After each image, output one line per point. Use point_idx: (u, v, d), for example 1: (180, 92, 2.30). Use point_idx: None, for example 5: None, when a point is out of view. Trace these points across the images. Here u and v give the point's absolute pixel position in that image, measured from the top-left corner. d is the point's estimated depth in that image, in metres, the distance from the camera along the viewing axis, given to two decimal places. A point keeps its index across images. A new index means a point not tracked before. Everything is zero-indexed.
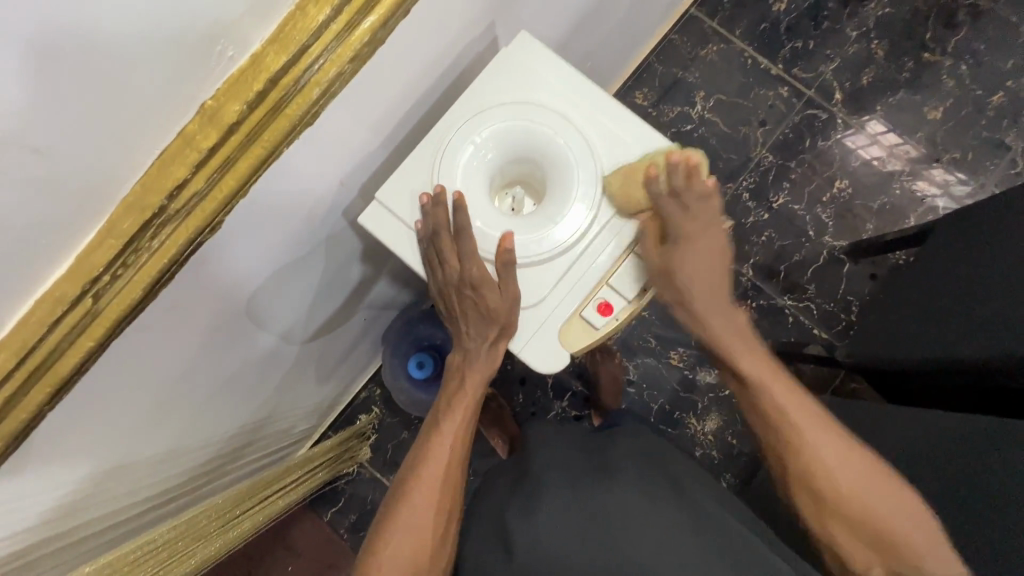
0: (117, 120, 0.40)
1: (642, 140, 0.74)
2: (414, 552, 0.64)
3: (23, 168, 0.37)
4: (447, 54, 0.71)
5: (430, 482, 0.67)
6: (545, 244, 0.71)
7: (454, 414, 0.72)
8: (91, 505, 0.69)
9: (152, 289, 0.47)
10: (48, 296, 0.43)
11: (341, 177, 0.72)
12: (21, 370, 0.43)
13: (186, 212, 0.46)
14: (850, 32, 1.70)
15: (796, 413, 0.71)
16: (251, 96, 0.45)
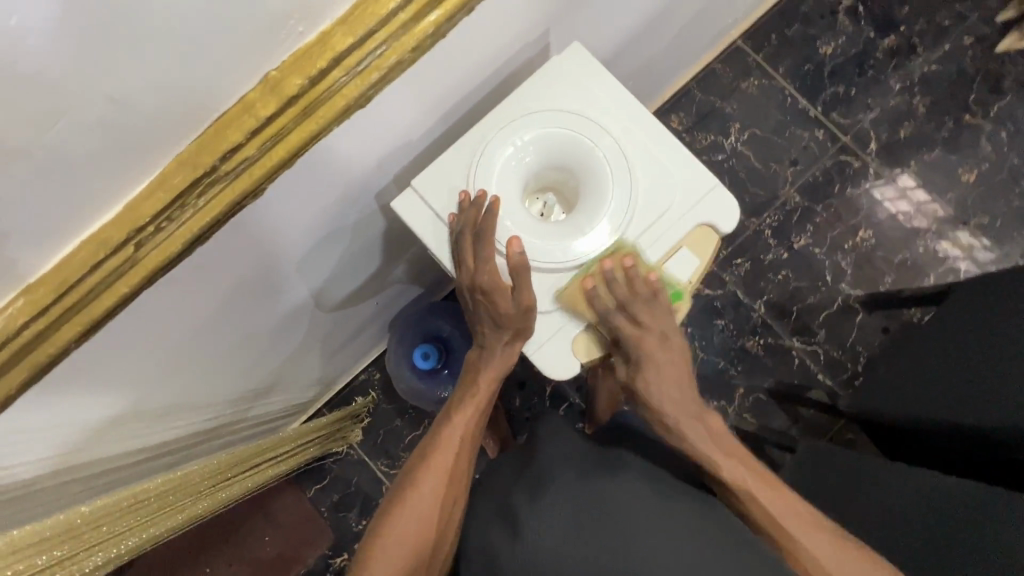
0: (184, 78, 0.41)
1: (681, 163, 0.73)
2: (415, 539, 0.62)
3: (91, 112, 0.38)
4: (499, 56, 0.72)
5: (437, 474, 0.67)
6: (571, 253, 0.71)
7: (465, 410, 0.73)
8: (93, 445, 0.70)
9: (191, 245, 0.48)
10: (95, 238, 0.44)
11: (379, 163, 0.73)
12: (58, 306, 0.44)
13: (235, 175, 0.47)
14: (894, 84, 1.70)
15: (789, 515, 0.68)
16: (314, 70, 0.46)
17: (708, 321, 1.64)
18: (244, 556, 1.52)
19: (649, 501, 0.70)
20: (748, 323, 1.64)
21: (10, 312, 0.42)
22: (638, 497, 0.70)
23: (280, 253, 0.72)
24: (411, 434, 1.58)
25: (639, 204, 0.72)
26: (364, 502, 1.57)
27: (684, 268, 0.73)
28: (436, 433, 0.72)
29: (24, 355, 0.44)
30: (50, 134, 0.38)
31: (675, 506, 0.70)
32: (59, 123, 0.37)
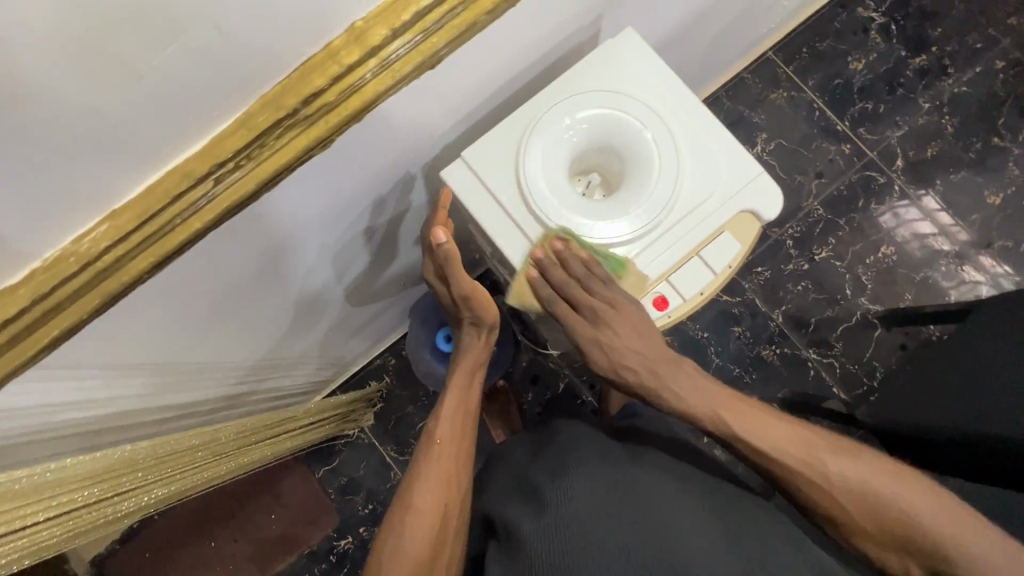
0: (282, 20, 0.42)
1: (724, 145, 0.72)
2: (437, 494, 0.77)
3: (198, 36, 0.39)
4: (551, 37, 0.73)
5: (446, 448, 0.82)
6: (616, 229, 0.70)
7: (454, 387, 0.89)
8: (136, 389, 0.71)
9: (263, 187, 0.49)
10: (178, 170, 0.45)
11: (428, 135, 0.74)
12: (138, 233, 0.45)
13: (310, 122, 0.48)
14: (923, 103, 1.70)
15: (791, 444, 0.68)
16: (398, 24, 0.48)
17: (725, 327, 1.63)
18: (249, 532, 1.52)
19: (676, 499, 0.72)
20: (764, 332, 1.64)
21: (94, 235, 0.44)
22: (669, 496, 0.72)
23: (329, 214, 0.73)
24: (422, 421, 1.58)
25: (684, 184, 0.71)
26: (371, 487, 1.56)
27: (726, 251, 0.72)
28: (435, 420, 0.85)
29: (100, 281, 0.45)
30: (159, 55, 0.38)
31: (702, 507, 0.72)
32: (168, 48, 0.38)
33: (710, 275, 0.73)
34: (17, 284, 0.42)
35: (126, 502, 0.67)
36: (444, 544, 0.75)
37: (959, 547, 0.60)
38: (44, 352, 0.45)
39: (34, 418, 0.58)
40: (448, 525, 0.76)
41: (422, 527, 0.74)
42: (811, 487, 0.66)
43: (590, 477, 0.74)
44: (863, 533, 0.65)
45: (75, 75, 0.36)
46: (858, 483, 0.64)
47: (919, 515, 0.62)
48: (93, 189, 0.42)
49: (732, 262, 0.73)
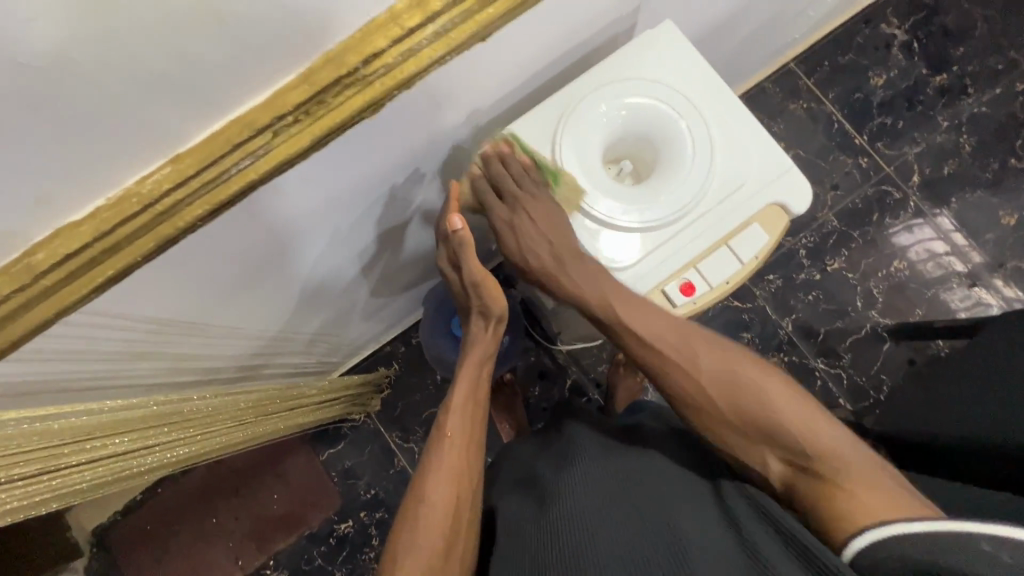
0: None
1: (758, 140, 0.74)
2: (448, 491, 0.71)
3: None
4: (594, 26, 0.74)
5: (457, 443, 0.76)
6: (647, 214, 0.71)
7: (462, 377, 0.83)
8: (167, 347, 0.72)
9: (318, 144, 0.50)
10: (242, 119, 0.46)
11: (468, 115, 0.74)
12: (197, 179, 0.46)
13: (367, 83, 0.49)
14: (941, 122, 1.72)
15: (669, 333, 0.68)
16: None
17: (735, 332, 1.64)
18: (250, 511, 1.52)
19: (689, 487, 0.67)
20: (773, 340, 1.65)
21: (156, 178, 0.45)
22: (678, 484, 0.67)
23: (364, 186, 0.72)
24: (429, 409, 1.58)
25: (716, 175, 0.73)
26: (374, 472, 1.55)
27: (754, 241, 0.73)
28: (444, 414, 0.79)
29: (157, 224, 0.46)
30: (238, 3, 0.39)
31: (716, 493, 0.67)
32: None
33: (737, 264, 0.73)
34: (81, 220, 0.44)
35: (153, 455, 0.69)
36: (458, 543, 0.69)
37: (814, 442, 0.60)
38: (94, 292, 0.46)
39: (69, 363, 0.60)
40: (460, 523, 0.71)
41: (434, 525, 0.68)
42: (683, 376, 0.66)
43: (595, 476, 0.71)
44: (725, 421, 0.64)
45: (161, 15, 0.36)
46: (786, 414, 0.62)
47: (778, 411, 0.62)
48: (162, 132, 0.43)
49: (759, 253, 0.73)
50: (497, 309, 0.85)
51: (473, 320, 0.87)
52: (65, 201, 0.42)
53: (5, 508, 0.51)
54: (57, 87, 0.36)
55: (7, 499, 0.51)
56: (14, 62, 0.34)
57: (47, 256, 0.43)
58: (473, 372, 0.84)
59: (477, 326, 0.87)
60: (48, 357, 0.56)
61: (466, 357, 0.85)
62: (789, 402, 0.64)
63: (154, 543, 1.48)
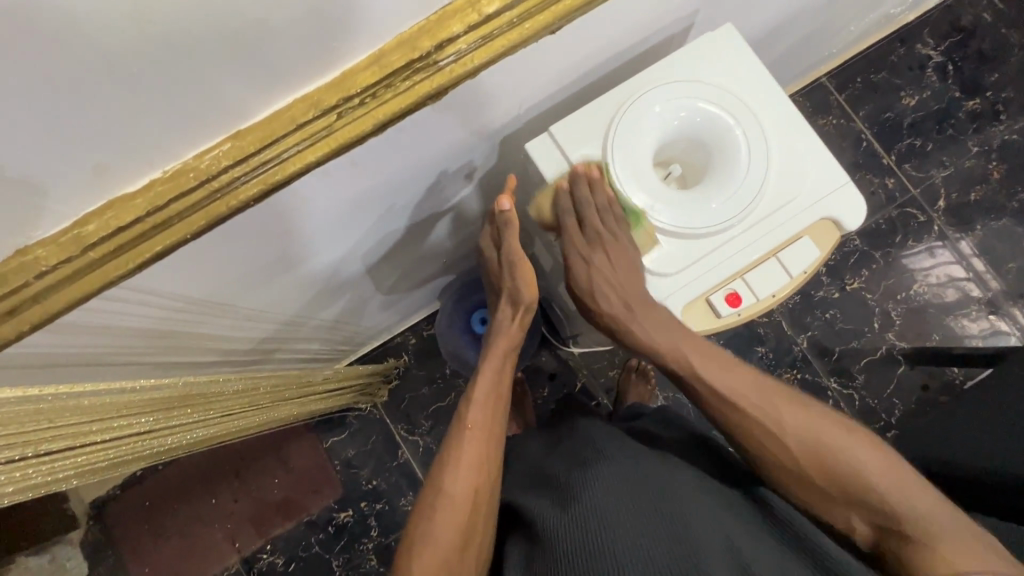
0: None
1: (815, 152, 0.72)
2: (469, 481, 0.70)
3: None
4: (651, 26, 0.71)
5: (478, 435, 0.74)
6: (697, 220, 0.70)
7: (485, 367, 0.81)
8: (193, 326, 0.70)
9: (381, 129, 0.48)
10: (308, 99, 0.45)
11: (515, 111, 0.72)
12: (258, 155, 0.44)
13: (438, 69, 0.47)
14: (971, 146, 1.70)
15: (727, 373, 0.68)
16: None
17: (749, 346, 1.63)
18: (251, 493, 1.51)
19: (708, 498, 0.67)
20: (787, 355, 1.63)
21: (214, 154, 0.43)
22: (695, 495, 0.67)
23: (403, 175, 0.69)
24: (436, 403, 1.56)
25: (770, 185, 0.71)
26: (378, 462, 1.54)
27: (805, 255, 0.71)
28: (466, 404, 0.77)
29: (209, 202, 0.45)
30: None
31: (731, 504, 0.67)
32: None
33: (785, 277, 0.72)
34: (137, 192, 0.43)
35: (174, 435, 0.67)
36: (475, 535, 0.67)
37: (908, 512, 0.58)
38: (137, 269, 0.45)
39: (99, 337, 0.58)
40: (478, 515, 0.69)
41: (452, 514, 0.67)
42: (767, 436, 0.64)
43: (614, 475, 0.70)
44: (826, 498, 0.62)
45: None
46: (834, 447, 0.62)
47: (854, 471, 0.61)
48: (228, 106, 0.41)
49: (809, 266, 0.72)
50: (527, 297, 0.83)
51: (501, 309, 0.86)
52: (123, 171, 0.41)
53: (28, 483, 0.49)
54: (136, 56, 0.35)
55: (32, 474, 0.49)
56: (97, 24, 0.32)
57: (98, 228, 0.42)
58: (497, 362, 0.82)
59: (503, 315, 0.86)
60: (79, 329, 0.54)
61: (491, 347, 0.83)
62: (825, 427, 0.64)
63: (152, 520, 1.47)
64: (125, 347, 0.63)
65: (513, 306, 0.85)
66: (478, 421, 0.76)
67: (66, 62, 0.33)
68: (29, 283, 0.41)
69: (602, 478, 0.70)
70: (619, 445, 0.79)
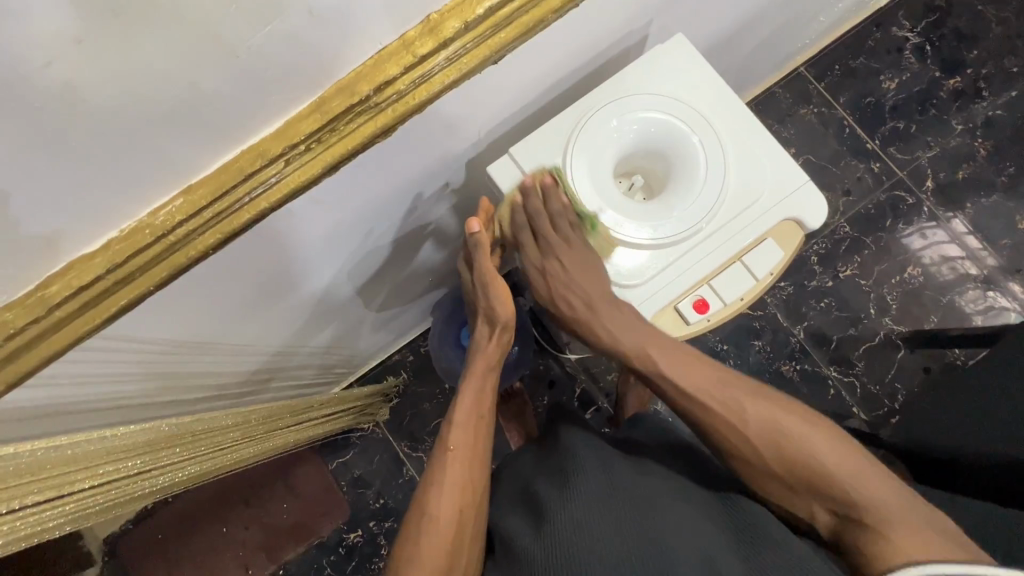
0: (369, 13, 0.43)
1: (772, 156, 0.73)
2: (453, 504, 0.70)
3: (292, 20, 0.39)
4: (603, 41, 0.73)
5: (461, 455, 0.75)
6: (661, 229, 0.71)
7: (468, 387, 0.82)
8: (178, 365, 0.71)
9: (330, 170, 0.49)
10: (255, 148, 0.46)
11: (478, 132, 0.74)
12: (210, 210, 0.46)
13: (380, 108, 0.49)
14: (956, 125, 1.69)
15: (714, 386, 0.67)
16: (473, 17, 0.47)
17: (746, 340, 1.62)
18: (261, 520, 1.53)
19: (687, 510, 0.68)
20: (785, 348, 1.63)
21: (169, 210, 0.45)
22: (665, 501, 0.69)
23: (372, 204, 0.71)
24: (438, 419, 1.57)
25: (730, 190, 0.72)
26: (384, 481, 1.55)
27: (770, 256, 0.72)
28: (448, 427, 0.78)
29: (168, 255, 0.46)
30: (255, 36, 0.39)
31: (706, 516, 0.67)
32: (266, 27, 0.39)
33: (751, 280, 0.73)
34: (96, 251, 0.44)
35: (164, 475, 0.68)
36: (461, 555, 0.68)
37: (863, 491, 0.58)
38: (105, 323, 0.47)
39: (86, 385, 0.60)
40: (465, 537, 0.69)
41: (438, 537, 0.67)
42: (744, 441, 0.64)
43: (596, 489, 0.72)
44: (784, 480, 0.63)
45: (186, 54, 0.37)
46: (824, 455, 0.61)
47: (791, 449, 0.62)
48: (177, 164, 0.43)
49: (774, 267, 0.73)
50: (503, 315, 0.85)
51: (478, 328, 0.87)
52: (78, 235, 0.42)
53: (21, 534, 0.51)
54: (83, 125, 0.36)
55: (23, 524, 0.50)
56: (43, 104, 0.34)
57: (60, 288, 0.43)
58: (478, 381, 0.83)
59: (482, 334, 0.87)
60: (60, 381, 0.56)
61: (472, 365, 0.84)
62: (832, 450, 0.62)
63: (166, 552, 1.48)
64: (110, 390, 0.65)
65: (489, 325, 0.87)
66: (460, 441, 0.76)
67: (18, 142, 0.35)
68: (2, 344, 0.43)
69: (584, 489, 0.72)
70: (600, 454, 0.80)
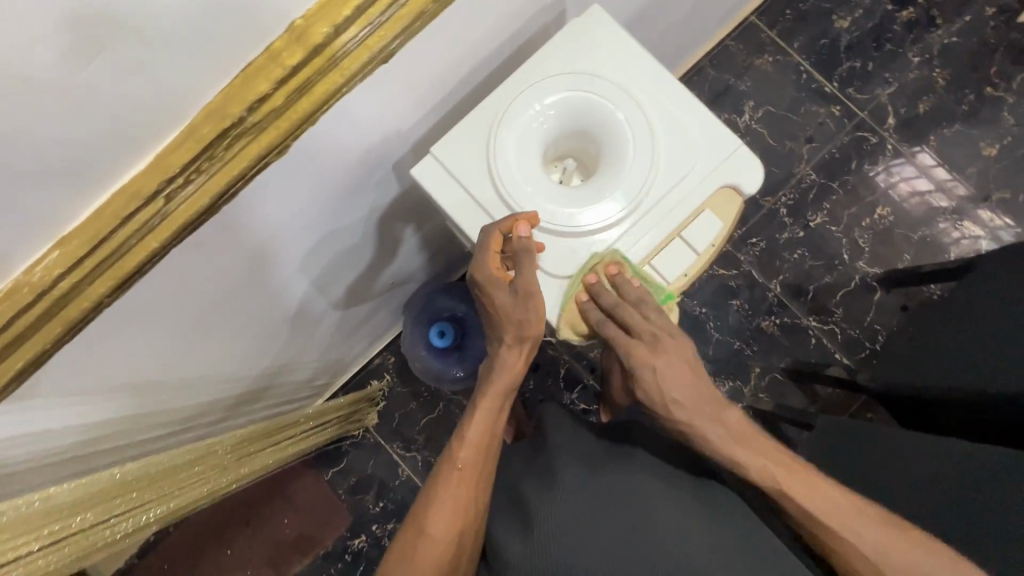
0: (209, 38, 0.43)
1: (700, 122, 0.72)
2: (451, 527, 0.67)
3: (122, 54, 0.40)
4: (512, 21, 0.70)
5: (466, 478, 0.70)
6: (592, 215, 0.70)
7: (483, 405, 0.73)
8: (120, 406, 0.70)
9: (219, 199, 0.50)
10: (126, 189, 0.46)
11: (396, 128, 0.70)
12: (92, 258, 0.46)
13: (260, 128, 0.49)
14: (912, 58, 1.66)
15: (805, 489, 0.66)
16: (340, 19, 0.47)
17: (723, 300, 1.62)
18: (264, 537, 1.53)
19: (682, 507, 0.73)
20: (763, 303, 1.62)
21: (45, 264, 0.45)
22: (654, 494, 0.74)
23: (297, 221, 0.69)
24: (426, 417, 1.57)
25: (662, 164, 0.71)
26: (380, 485, 1.55)
27: (708, 229, 0.72)
28: (454, 444, 0.71)
29: (62, 308, 0.47)
30: (83, 74, 0.39)
31: (703, 512, 0.73)
32: (92, 64, 0.39)
33: (692, 254, 0.72)
34: None
35: (130, 521, 0.68)
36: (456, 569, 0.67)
37: None
38: (16, 379, 0.48)
39: (18, 444, 0.59)
40: (460, 555, 0.68)
41: (435, 558, 0.65)
42: (828, 532, 0.64)
43: (581, 486, 0.75)
44: None
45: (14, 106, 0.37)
46: (908, 572, 0.61)
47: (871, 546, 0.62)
48: (46, 216, 0.43)
49: (715, 239, 0.73)
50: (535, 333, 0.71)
51: (505, 343, 0.72)
52: None
53: None
54: None
55: None
56: None
57: None
58: (495, 403, 0.73)
59: (507, 351, 0.72)
60: None
61: (490, 384, 0.73)
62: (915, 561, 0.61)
63: None
64: (48, 449, 0.64)
65: (518, 342, 0.72)
66: (467, 463, 0.70)
67: None
68: None
69: (564, 485, 0.76)
70: (582, 448, 0.83)
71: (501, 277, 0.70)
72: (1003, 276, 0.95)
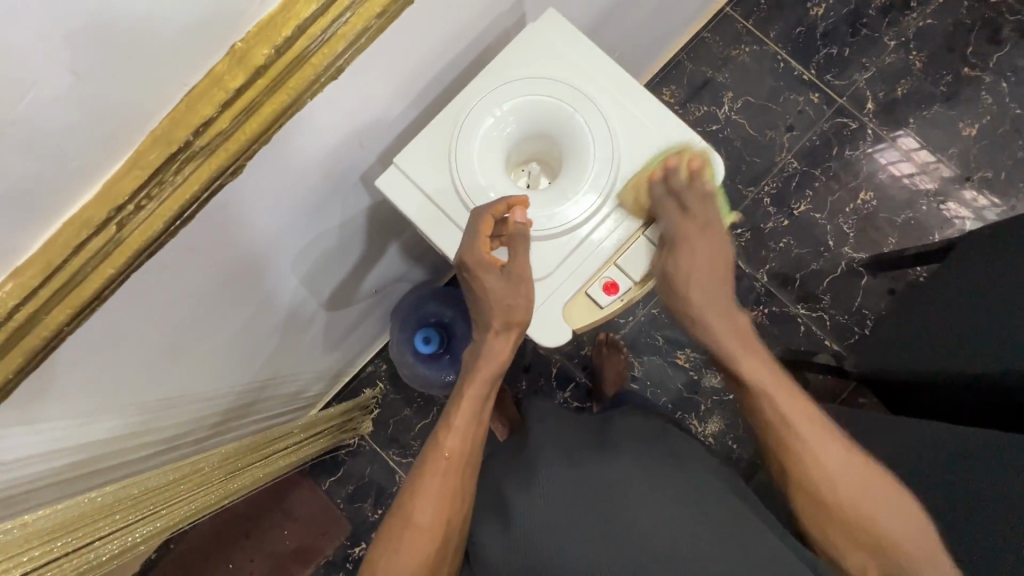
0: (149, 63, 0.44)
1: (658, 121, 0.74)
2: (438, 517, 0.64)
3: (57, 87, 0.40)
4: (469, 29, 0.71)
5: (453, 466, 0.67)
6: (556, 218, 0.71)
7: (469, 394, 0.69)
8: (102, 430, 0.71)
9: (168, 227, 0.51)
10: (76, 219, 0.47)
11: (361, 140, 0.71)
12: (46, 287, 0.47)
13: (210, 150, 0.50)
14: (888, 42, 1.67)
15: (805, 422, 0.64)
16: (280, 40, 0.49)
17: None
18: (265, 551, 1.53)
19: (664, 496, 0.73)
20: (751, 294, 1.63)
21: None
22: (635, 486, 0.74)
23: (266, 237, 0.69)
24: (421, 422, 1.57)
25: (623, 164, 0.73)
26: (378, 492, 1.55)
27: None
28: (441, 433, 0.68)
29: (20, 338, 0.48)
30: (18, 109, 0.39)
31: (684, 499, 0.73)
32: (26, 96, 0.39)
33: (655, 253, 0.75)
34: None
35: (114, 543, 0.68)
36: (443, 563, 0.65)
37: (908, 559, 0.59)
38: None
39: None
40: (448, 545, 0.66)
41: (422, 549, 0.63)
42: (813, 457, 0.62)
43: (560, 484, 0.75)
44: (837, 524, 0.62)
45: None
46: (881, 518, 0.60)
47: (845, 488, 0.61)
48: None
49: None
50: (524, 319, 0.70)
51: (493, 328, 0.70)
52: None
53: None
54: None
55: None
56: None
57: None
58: (481, 390, 0.69)
59: (495, 337, 0.70)
60: None
61: (478, 370, 0.70)
62: (891, 512, 0.60)
63: None
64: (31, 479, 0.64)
65: (507, 328, 0.70)
66: (455, 450, 0.67)
67: None
68: None
69: (544, 484, 0.76)
70: (564, 444, 0.84)
71: (491, 261, 0.69)
72: (980, 257, 0.96)
